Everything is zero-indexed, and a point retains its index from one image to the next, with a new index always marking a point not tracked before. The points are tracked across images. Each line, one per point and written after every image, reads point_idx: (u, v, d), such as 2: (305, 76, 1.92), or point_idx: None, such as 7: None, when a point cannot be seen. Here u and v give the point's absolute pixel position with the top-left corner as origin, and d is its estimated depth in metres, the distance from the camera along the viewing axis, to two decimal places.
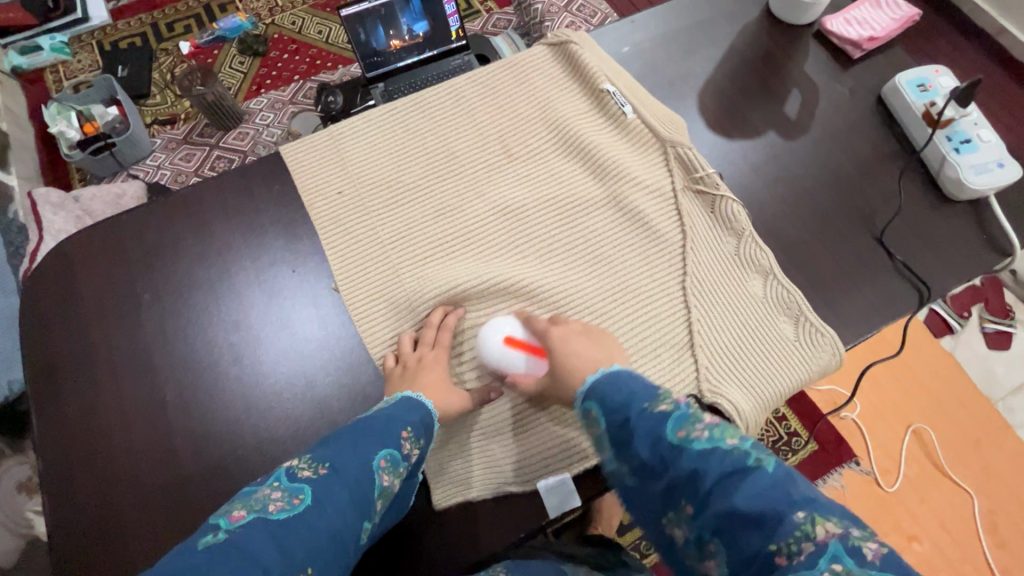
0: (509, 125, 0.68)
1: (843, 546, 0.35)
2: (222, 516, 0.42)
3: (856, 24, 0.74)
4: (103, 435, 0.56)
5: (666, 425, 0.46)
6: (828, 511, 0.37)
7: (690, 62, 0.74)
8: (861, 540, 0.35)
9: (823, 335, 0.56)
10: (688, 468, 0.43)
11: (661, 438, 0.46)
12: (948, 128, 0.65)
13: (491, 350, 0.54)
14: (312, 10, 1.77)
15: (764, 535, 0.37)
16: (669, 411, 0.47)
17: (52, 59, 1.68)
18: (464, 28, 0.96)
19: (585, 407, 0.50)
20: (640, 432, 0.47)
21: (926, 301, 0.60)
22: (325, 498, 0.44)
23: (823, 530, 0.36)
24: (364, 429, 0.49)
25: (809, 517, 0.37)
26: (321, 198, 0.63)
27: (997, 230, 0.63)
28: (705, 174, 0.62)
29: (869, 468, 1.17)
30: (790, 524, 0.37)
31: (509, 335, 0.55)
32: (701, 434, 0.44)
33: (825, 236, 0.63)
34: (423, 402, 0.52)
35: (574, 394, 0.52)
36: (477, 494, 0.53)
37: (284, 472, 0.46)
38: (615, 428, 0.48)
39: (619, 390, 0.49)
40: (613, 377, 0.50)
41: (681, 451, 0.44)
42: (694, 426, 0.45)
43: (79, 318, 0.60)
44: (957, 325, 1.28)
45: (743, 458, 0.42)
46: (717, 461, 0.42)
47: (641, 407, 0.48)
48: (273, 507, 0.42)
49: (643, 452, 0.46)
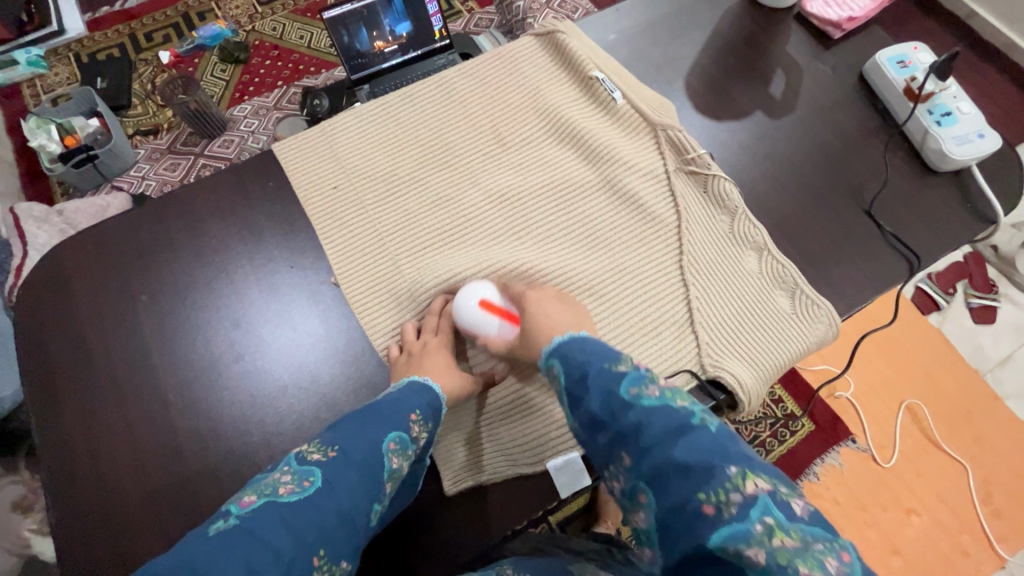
0: (500, 115, 0.68)
1: (772, 500, 0.39)
2: (233, 502, 0.43)
3: (835, 5, 0.75)
4: (105, 438, 0.55)
5: (621, 383, 0.47)
6: (756, 468, 0.41)
7: (675, 47, 0.75)
8: (787, 496, 0.40)
9: (819, 306, 0.57)
10: (633, 422, 0.45)
11: (615, 393, 0.47)
12: (929, 102, 0.67)
13: (465, 315, 0.54)
14: (293, 15, 1.76)
15: (695, 484, 0.40)
16: (627, 371, 0.48)
17: (29, 74, 1.66)
18: (447, 27, 0.97)
19: (549, 364, 0.51)
20: (593, 388, 0.48)
21: (917, 269, 0.61)
22: (334, 480, 0.44)
23: (753, 485, 0.40)
24: (372, 412, 0.49)
25: (741, 472, 0.40)
26: (316, 193, 0.63)
27: (980, 199, 0.65)
28: (697, 155, 0.63)
29: (866, 446, 1.17)
30: (723, 477, 0.40)
31: (483, 298, 0.55)
32: (653, 393, 0.46)
33: (815, 210, 0.64)
34: (430, 385, 0.52)
35: (540, 351, 0.52)
36: (487, 478, 0.53)
37: (294, 456, 0.46)
38: (573, 382, 0.49)
39: (582, 349, 0.50)
40: (578, 341, 0.51)
41: (630, 407, 0.46)
42: (647, 386, 0.47)
43: (75, 323, 0.59)
44: (944, 301, 1.31)
45: (689, 416, 0.44)
46: (662, 418, 0.44)
47: (601, 365, 0.49)
48: (283, 491, 0.43)
49: (595, 407, 0.47)
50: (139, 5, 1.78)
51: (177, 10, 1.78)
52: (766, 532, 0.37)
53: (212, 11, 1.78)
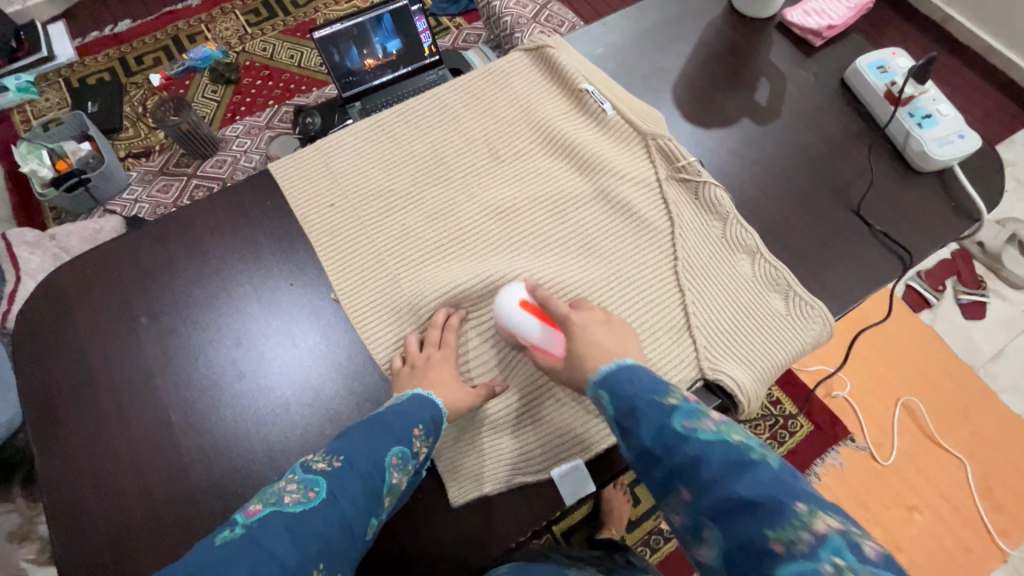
0: (493, 128, 0.69)
1: (844, 541, 0.35)
2: (239, 512, 0.43)
3: (815, 14, 0.77)
4: (108, 462, 0.55)
5: (676, 416, 0.45)
6: (826, 507, 0.37)
7: (661, 58, 0.77)
8: (858, 537, 0.35)
9: (812, 307, 0.58)
10: (691, 456, 0.42)
11: (668, 427, 0.44)
12: (910, 105, 0.68)
13: (508, 309, 0.55)
14: (283, 36, 1.79)
15: (760, 523, 0.36)
16: (678, 404, 0.46)
17: (19, 99, 1.67)
18: (436, 44, 0.99)
19: (597, 394, 0.49)
20: (646, 422, 0.45)
21: (908, 266, 0.63)
22: (339, 491, 0.44)
23: (823, 523, 0.35)
24: (377, 424, 0.49)
25: (808, 509, 0.36)
26: (314, 211, 0.64)
27: (964, 197, 0.67)
28: (686, 162, 0.64)
29: (865, 444, 1.18)
30: (790, 513, 0.36)
31: (523, 299, 0.55)
32: (708, 426, 0.43)
33: (806, 212, 0.66)
34: (433, 399, 0.52)
35: (585, 380, 0.51)
36: (493, 489, 0.53)
37: (298, 466, 0.46)
38: (624, 416, 0.46)
39: (632, 382, 0.48)
40: (628, 371, 0.49)
41: (686, 441, 0.43)
42: (702, 419, 0.44)
43: (75, 347, 0.59)
44: (934, 298, 1.33)
45: (749, 451, 0.41)
46: (720, 451, 0.41)
47: (652, 399, 0.46)
48: (288, 500, 0.43)
49: (648, 439, 0.44)
50: (129, 29, 1.80)
51: (167, 33, 1.79)
52: (838, 575, 0.33)
53: (202, 33, 1.79)
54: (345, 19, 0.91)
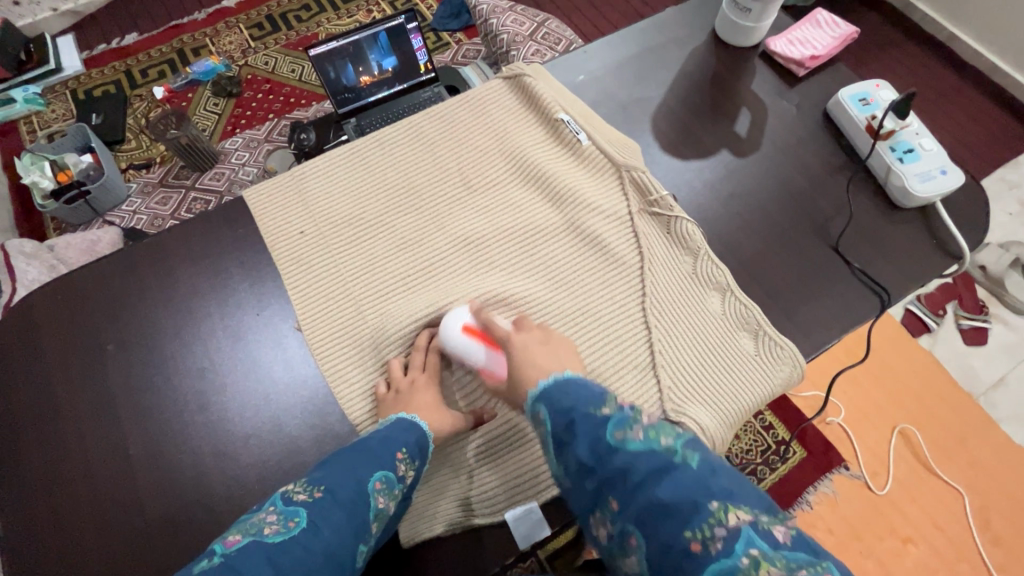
0: (468, 157, 0.69)
1: (755, 530, 0.41)
2: (219, 540, 0.43)
3: (799, 44, 0.77)
4: (66, 493, 0.54)
5: (606, 428, 0.48)
6: (739, 501, 0.43)
7: (641, 87, 0.76)
8: (770, 525, 0.41)
9: (782, 347, 0.57)
10: (620, 465, 0.46)
11: (601, 439, 0.48)
12: (891, 139, 0.67)
13: (451, 337, 0.55)
14: (285, 50, 1.81)
15: (682, 524, 0.42)
16: (611, 414, 0.49)
17: (26, 111, 1.70)
18: (432, 61, 1.02)
19: (534, 408, 0.51)
20: (581, 433, 0.48)
21: (887, 304, 0.61)
22: (320, 521, 0.45)
23: (736, 517, 0.41)
24: (360, 451, 0.50)
25: (723, 505, 0.42)
26: (283, 238, 0.64)
27: (946, 233, 0.65)
28: (659, 196, 0.64)
29: (859, 472, 1.15)
30: (706, 512, 0.42)
31: (467, 324, 0.56)
32: (637, 435, 0.47)
33: (781, 247, 0.65)
34: (418, 422, 0.52)
35: (525, 394, 0.52)
36: (444, 530, 0.53)
37: (279, 496, 0.47)
38: (558, 429, 0.49)
39: (569, 394, 0.50)
40: (563, 383, 0.51)
41: (617, 451, 0.47)
42: (632, 428, 0.48)
43: (42, 374, 0.59)
44: (934, 323, 1.30)
45: (671, 455, 0.46)
46: (646, 459, 0.46)
47: (585, 410, 0.49)
48: (268, 531, 0.43)
49: (583, 452, 0.48)
50: (135, 43, 1.83)
51: (172, 46, 1.82)
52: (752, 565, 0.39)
53: (206, 47, 1.82)
54: (340, 38, 0.93)
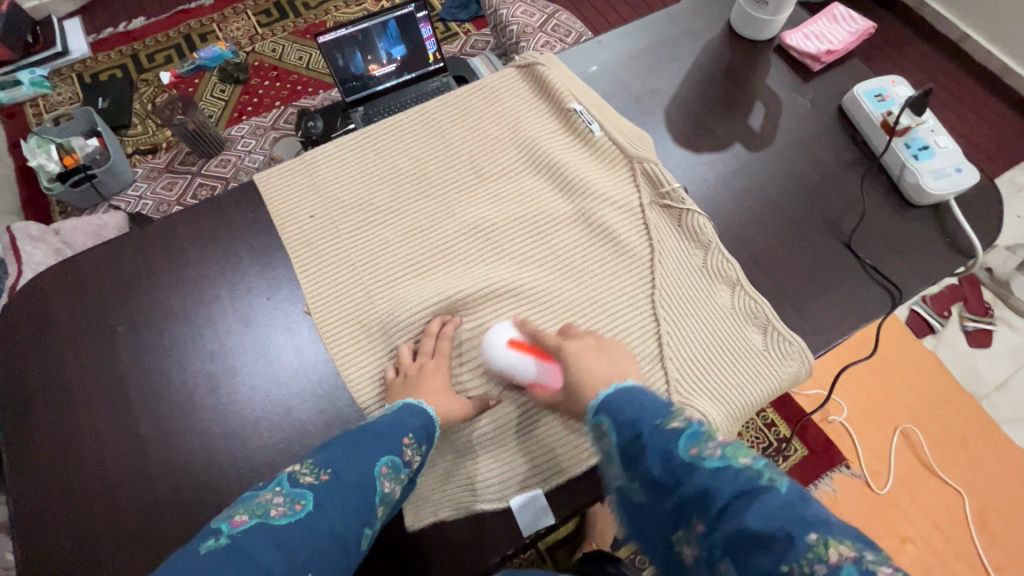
0: (479, 145, 0.69)
1: (859, 573, 0.31)
2: (224, 520, 0.42)
3: (814, 38, 0.76)
4: (76, 473, 0.55)
5: (678, 441, 0.42)
6: (840, 534, 0.33)
7: (655, 79, 0.76)
8: (877, 565, 0.32)
9: (791, 343, 0.57)
10: (700, 485, 0.39)
11: (671, 455, 0.41)
12: (906, 135, 0.67)
13: (498, 356, 0.55)
14: (293, 37, 1.80)
15: (775, 559, 0.33)
16: (683, 427, 0.43)
17: (32, 93, 1.69)
18: (441, 50, 1.01)
19: (597, 420, 0.48)
20: (650, 448, 0.43)
21: (898, 302, 0.61)
22: (326, 504, 0.43)
23: (837, 554, 0.32)
24: (367, 434, 0.49)
25: (821, 538, 0.33)
26: (293, 222, 0.64)
27: (959, 232, 0.65)
28: (671, 189, 0.64)
29: (860, 471, 1.16)
30: (802, 546, 0.33)
31: (511, 338, 0.56)
32: (714, 453, 0.40)
33: (793, 243, 0.64)
34: (424, 408, 0.52)
35: (586, 407, 0.50)
36: (448, 515, 0.53)
37: (285, 477, 0.45)
38: (626, 443, 0.44)
39: (631, 404, 0.46)
40: (626, 393, 0.48)
41: (693, 468, 0.40)
42: (707, 444, 0.41)
43: (52, 354, 0.59)
44: (939, 324, 1.30)
45: (756, 476, 0.38)
46: (729, 480, 0.38)
47: (654, 422, 0.44)
48: (274, 513, 0.42)
49: (653, 467, 0.42)
50: (142, 27, 1.82)
51: (179, 31, 1.81)
52: None
53: (214, 33, 1.81)
54: (350, 25, 0.92)
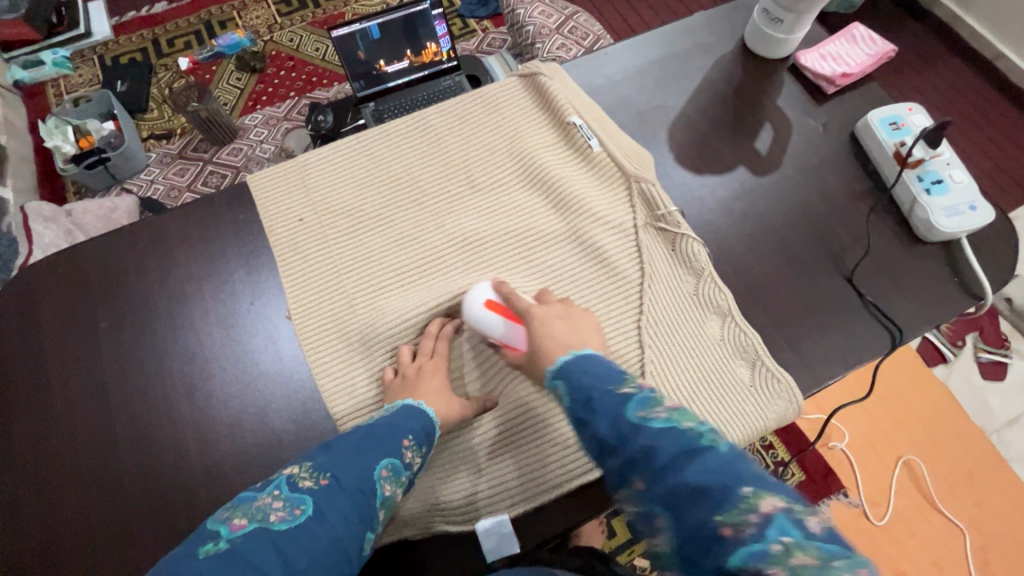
0: (475, 155, 0.67)
1: (789, 519, 0.34)
2: (223, 521, 0.43)
3: (830, 60, 0.73)
4: (50, 469, 0.55)
5: (628, 405, 0.43)
6: (773, 487, 0.36)
7: (661, 94, 0.73)
8: (803, 514, 0.34)
9: (779, 380, 0.56)
10: (644, 445, 0.40)
11: (622, 415, 0.43)
12: (919, 168, 0.64)
13: (473, 310, 0.55)
14: (310, 28, 1.80)
15: (712, 508, 0.35)
16: (633, 393, 0.44)
17: (54, 74, 1.72)
18: (454, 50, 1.07)
19: (554, 384, 0.48)
20: (600, 412, 0.44)
21: (898, 343, 0.59)
22: (325, 509, 0.44)
23: (768, 504, 0.34)
24: (366, 436, 0.49)
25: (754, 490, 0.35)
26: (282, 225, 0.63)
27: (969, 272, 0.62)
28: (667, 212, 0.62)
29: (858, 500, 1.13)
30: (735, 497, 0.35)
31: (489, 298, 0.55)
32: (659, 415, 0.42)
33: (792, 273, 0.62)
34: (424, 409, 0.51)
35: (545, 371, 0.50)
36: (415, 533, 0.52)
37: (284, 480, 0.45)
38: (575, 404, 0.46)
39: (586, 372, 0.47)
40: (580, 359, 0.49)
41: (639, 429, 0.41)
42: (655, 408, 0.43)
43: (34, 347, 0.60)
44: (951, 353, 1.27)
45: (696, 437, 0.39)
46: (672, 438, 0.40)
47: (606, 388, 0.45)
48: (274, 518, 0.43)
49: (603, 429, 0.43)
50: (164, 12, 1.84)
51: (199, 18, 1.82)
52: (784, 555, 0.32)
53: (233, 20, 1.82)
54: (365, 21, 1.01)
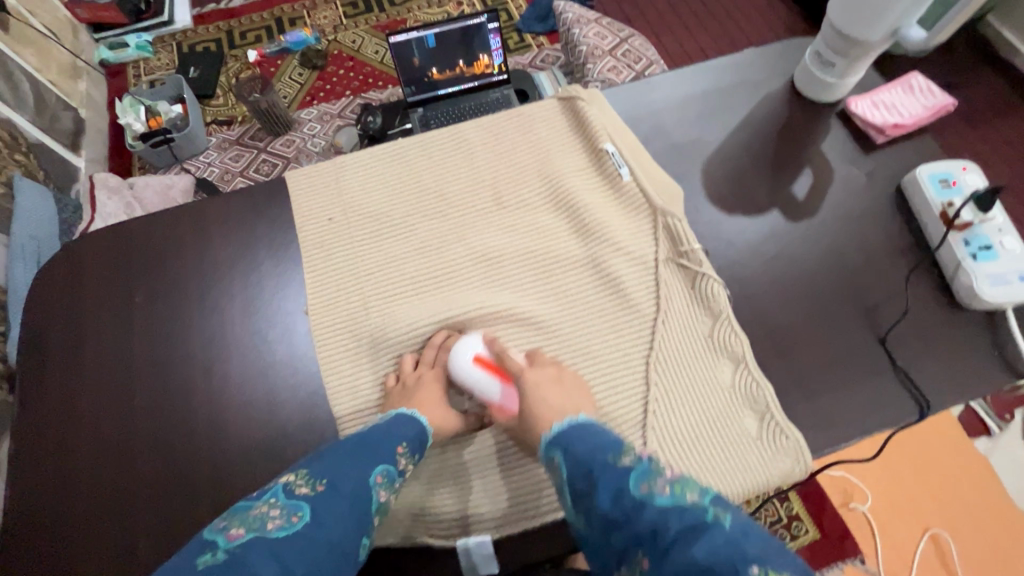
0: (505, 173, 0.68)
1: None
2: (218, 533, 0.41)
3: (883, 108, 0.70)
4: (72, 428, 0.59)
5: (630, 479, 0.45)
6: (778, 567, 0.36)
7: (700, 128, 0.72)
8: None
9: (787, 437, 0.53)
10: (650, 521, 0.41)
11: (625, 491, 0.44)
12: (967, 231, 0.61)
13: (465, 371, 0.55)
14: (373, 31, 1.87)
15: None
16: (633, 464, 0.46)
17: (136, 56, 1.84)
18: (506, 63, 1.09)
19: (550, 454, 0.50)
20: (601, 485, 0.45)
21: (924, 413, 0.55)
22: (323, 517, 0.44)
23: None
24: (363, 443, 0.50)
25: (762, 572, 0.35)
26: (312, 222, 0.66)
27: (1013, 347, 0.58)
28: (690, 249, 0.61)
29: (875, 569, 1.06)
30: None
31: (478, 354, 0.56)
32: (663, 490, 0.43)
33: (818, 327, 0.60)
34: (418, 417, 0.52)
35: (539, 438, 0.51)
36: (397, 540, 0.52)
37: (280, 488, 0.45)
38: (578, 480, 0.47)
39: (585, 441, 0.49)
40: (580, 428, 0.50)
41: (642, 505, 0.43)
42: (656, 481, 0.44)
43: (74, 312, 0.64)
44: (997, 427, 1.18)
45: (702, 512, 0.40)
46: (675, 517, 0.41)
47: (604, 459, 0.47)
48: (271, 525, 0.42)
49: (605, 505, 0.44)
50: (241, 6, 1.95)
51: (272, 14, 1.92)
52: None
53: (302, 19, 1.91)
54: (420, 30, 1.04)
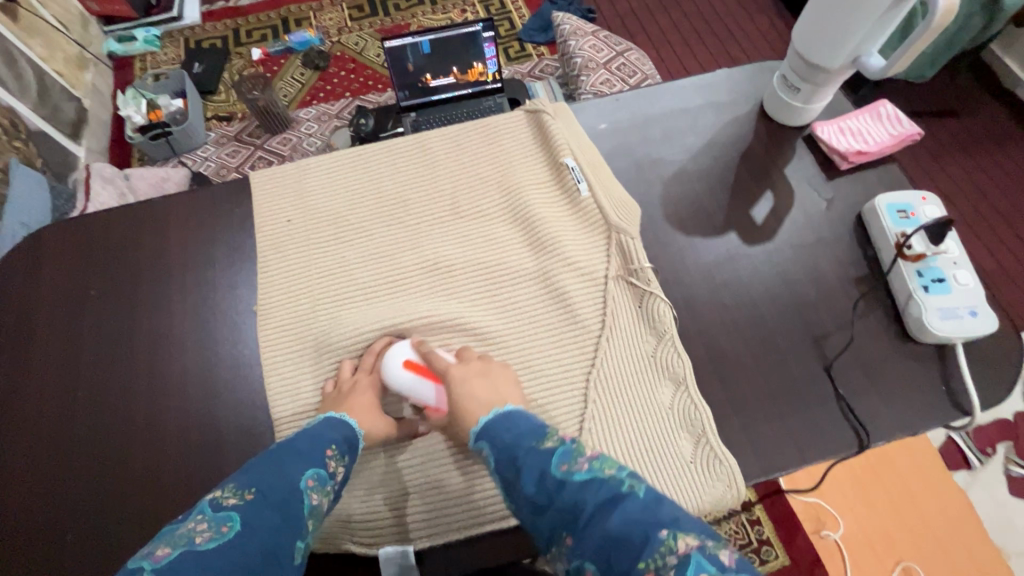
0: (465, 183, 0.69)
1: (703, 555, 0.35)
2: (139, 558, 0.37)
3: (849, 135, 0.70)
4: (18, 416, 0.60)
5: (552, 460, 0.46)
6: (687, 526, 0.38)
7: (664, 147, 0.72)
8: (715, 548, 0.36)
9: (721, 462, 0.53)
10: (570, 500, 0.42)
11: (548, 473, 0.45)
12: (921, 262, 0.60)
13: (397, 379, 0.54)
14: (376, 34, 1.89)
15: (632, 557, 0.37)
16: (554, 446, 0.47)
17: (143, 50, 1.88)
18: (500, 72, 1.10)
19: (478, 445, 0.50)
20: (525, 470, 0.46)
21: (864, 445, 0.54)
22: (255, 523, 0.41)
23: (684, 543, 0.36)
24: (291, 450, 0.48)
25: (671, 533, 0.37)
26: (270, 223, 0.66)
27: (960, 383, 0.57)
28: (640, 267, 0.61)
29: None
30: (655, 541, 0.37)
31: (408, 359, 0.55)
32: (582, 467, 0.44)
33: (762, 352, 0.59)
34: (347, 421, 0.52)
35: (487, 422, 0.51)
36: (322, 546, 0.52)
37: (206, 504, 0.42)
38: (503, 467, 0.47)
39: (508, 429, 0.49)
40: (504, 417, 0.50)
41: (563, 485, 0.43)
42: (577, 459, 0.45)
43: (32, 301, 0.65)
44: (977, 460, 1.16)
45: (617, 484, 0.42)
46: (593, 492, 0.42)
47: (529, 445, 0.47)
48: (200, 540, 0.39)
49: (529, 489, 0.45)
50: (249, 5, 1.98)
51: (279, 14, 1.95)
52: None
53: (308, 20, 1.93)
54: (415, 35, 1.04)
